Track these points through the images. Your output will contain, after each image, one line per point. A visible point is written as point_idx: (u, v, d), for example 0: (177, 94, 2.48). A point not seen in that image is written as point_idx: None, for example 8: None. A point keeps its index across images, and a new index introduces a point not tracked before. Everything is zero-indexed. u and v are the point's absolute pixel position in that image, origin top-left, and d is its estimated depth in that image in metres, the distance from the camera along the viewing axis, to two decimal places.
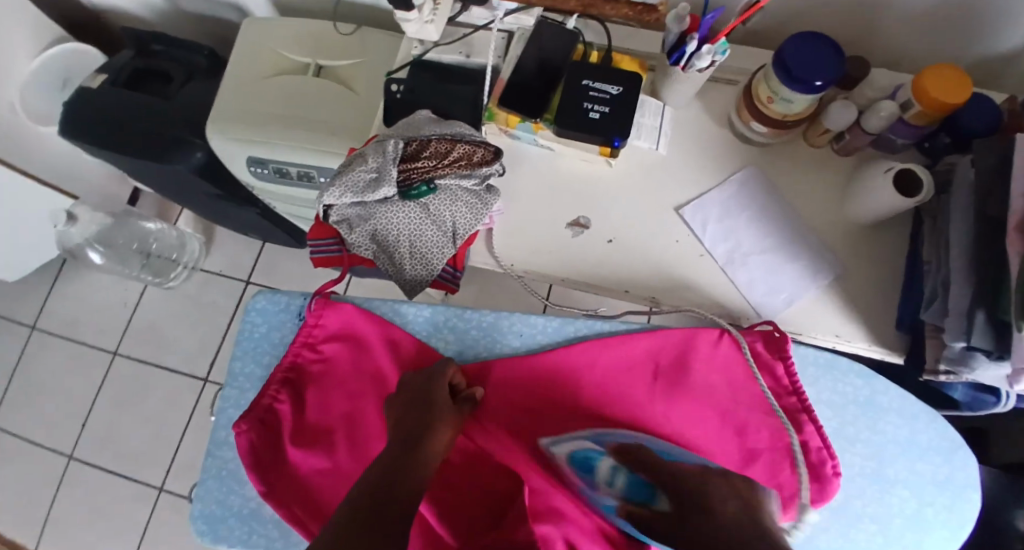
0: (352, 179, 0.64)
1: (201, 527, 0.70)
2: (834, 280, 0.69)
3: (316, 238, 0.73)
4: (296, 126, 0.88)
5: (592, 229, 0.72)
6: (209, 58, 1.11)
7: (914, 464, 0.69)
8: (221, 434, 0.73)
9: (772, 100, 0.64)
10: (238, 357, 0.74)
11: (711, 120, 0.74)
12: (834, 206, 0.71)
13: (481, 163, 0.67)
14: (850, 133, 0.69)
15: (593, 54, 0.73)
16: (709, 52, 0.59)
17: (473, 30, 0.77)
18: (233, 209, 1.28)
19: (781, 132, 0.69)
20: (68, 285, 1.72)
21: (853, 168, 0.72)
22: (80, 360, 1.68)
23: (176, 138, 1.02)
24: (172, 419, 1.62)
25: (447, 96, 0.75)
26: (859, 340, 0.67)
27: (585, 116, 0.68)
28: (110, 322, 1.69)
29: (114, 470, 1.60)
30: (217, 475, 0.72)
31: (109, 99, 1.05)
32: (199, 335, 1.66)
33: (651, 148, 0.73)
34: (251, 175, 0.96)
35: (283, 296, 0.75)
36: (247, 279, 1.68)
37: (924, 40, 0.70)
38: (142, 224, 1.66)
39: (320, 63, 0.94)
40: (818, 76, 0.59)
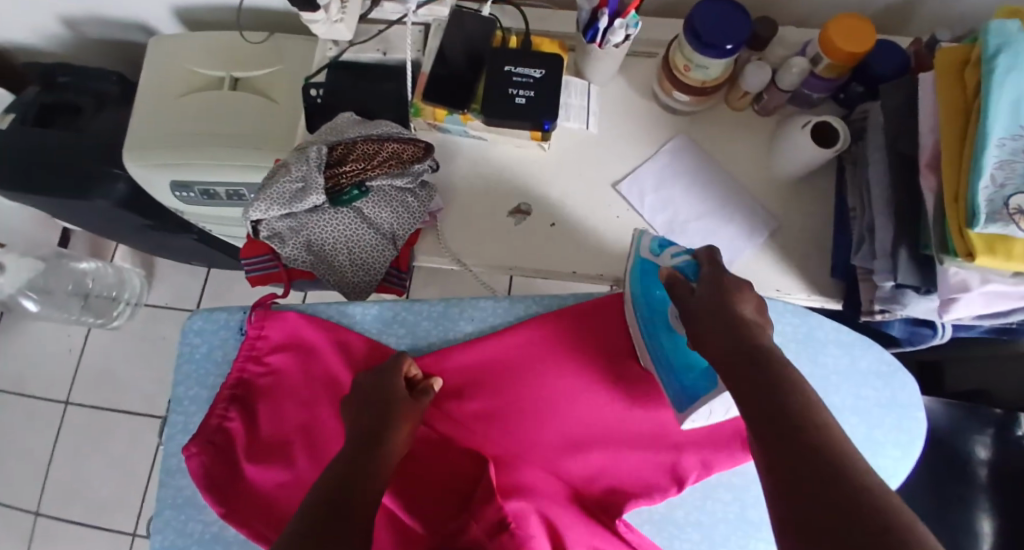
0: (278, 190, 0.61)
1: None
2: (769, 235, 0.71)
3: (250, 256, 0.70)
4: (218, 143, 0.85)
5: (533, 215, 0.72)
6: (120, 84, 1.06)
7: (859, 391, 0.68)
8: (172, 461, 0.71)
9: (688, 69, 0.65)
10: (181, 382, 0.72)
11: (635, 93, 0.75)
12: (760, 162, 0.73)
13: (411, 161, 0.66)
14: (767, 93, 0.71)
15: (512, 39, 0.73)
16: (622, 26, 0.60)
17: (387, 26, 0.75)
18: (169, 237, 1.23)
19: (703, 99, 0.71)
20: (4, 339, 1.64)
21: (775, 125, 0.74)
22: (28, 416, 1.60)
23: (95, 170, 0.98)
24: (137, 461, 1.56)
25: (371, 96, 0.74)
26: (799, 292, 0.70)
27: (511, 103, 0.68)
28: (56, 370, 1.62)
29: (81, 523, 1.53)
30: (172, 503, 0.69)
31: (15, 138, 1.00)
32: (153, 372, 1.60)
33: (581, 128, 0.73)
34: (180, 200, 0.92)
35: (221, 313, 0.73)
36: (197, 308, 1.62)
37: None
38: (74, 265, 1.58)
39: (235, 76, 0.91)
40: (728, 40, 0.60)
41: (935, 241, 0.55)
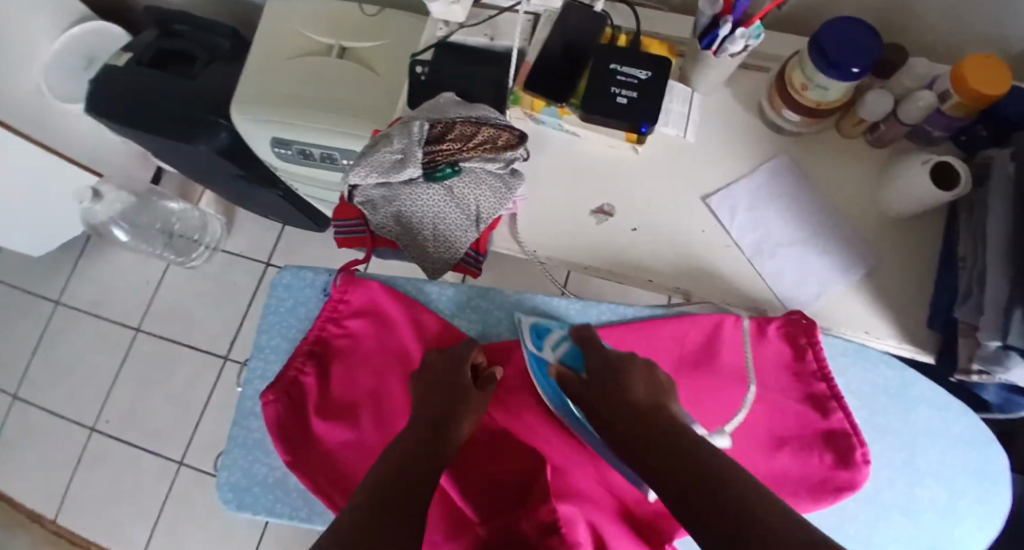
0: (378, 159, 0.64)
1: (227, 494, 0.70)
2: (865, 273, 0.67)
3: (341, 217, 0.73)
4: (319, 108, 0.88)
5: (617, 217, 0.71)
6: (232, 39, 1.10)
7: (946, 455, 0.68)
8: (247, 404, 0.74)
9: (805, 88, 0.63)
10: (263, 330, 0.75)
11: (741, 107, 0.72)
12: (866, 194, 0.70)
13: (505, 147, 0.66)
14: (885, 124, 0.67)
15: (621, 37, 0.71)
16: (743, 36, 0.57)
17: (499, 12, 0.76)
18: (255, 190, 1.29)
19: (815, 121, 0.68)
20: (92, 263, 1.76)
21: (886, 160, 0.70)
22: (103, 337, 1.71)
23: (200, 118, 1.03)
24: (193, 395, 1.65)
25: (472, 78, 0.74)
26: (889, 337, 0.66)
27: (612, 101, 0.67)
28: (133, 299, 1.72)
29: (136, 444, 1.64)
30: (242, 443, 0.73)
31: (134, 78, 1.06)
32: (220, 314, 1.69)
33: (679, 135, 0.71)
34: (276, 156, 0.96)
35: (308, 272, 0.76)
36: (267, 261, 1.70)
37: (965, 29, 0.68)
38: (165, 204, 1.66)
39: (343, 45, 0.94)
40: (855, 63, 0.57)
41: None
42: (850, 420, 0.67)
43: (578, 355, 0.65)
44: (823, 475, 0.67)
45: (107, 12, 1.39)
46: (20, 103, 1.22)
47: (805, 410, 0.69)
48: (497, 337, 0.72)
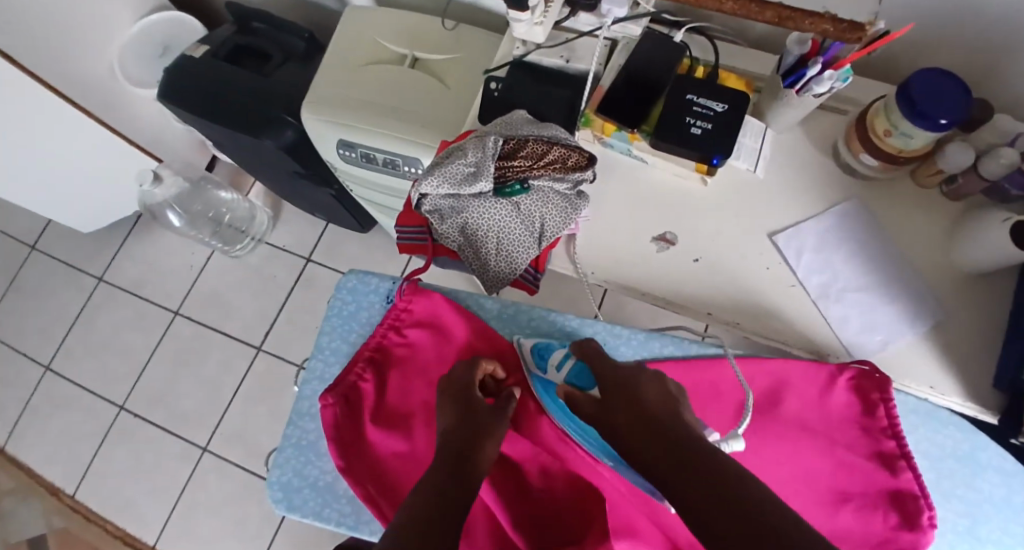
0: (450, 171, 0.65)
1: (278, 494, 0.71)
2: (931, 326, 0.66)
3: (404, 224, 0.74)
4: (388, 115, 0.90)
5: (678, 245, 0.71)
6: (308, 41, 1.13)
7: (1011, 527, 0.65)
8: (304, 404, 0.76)
9: (888, 134, 0.62)
10: (325, 332, 0.77)
11: (812, 147, 0.72)
12: (938, 246, 0.68)
13: (574, 168, 0.68)
14: (963, 177, 0.66)
15: (699, 69, 0.72)
16: (832, 77, 0.57)
17: (578, 36, 0.77)
18: (308, 188, 1.32)
19: (891, 168, 0.67)
20: (141, 243, 1.81)
21: (961, 213, 0.69)
22: (144, 316, 1.76)
23: (267, 114, 1.06)
24: (224, 383, 1.68)
25: (546, 98, 0.75)
26: (954, 395, 0.64)
27: (686, 131, 0.67)
28: (175, 282, 1.77)
29: (164, 425, 1.67)
30: (296, 444, 0.74)
31: (209, 69, 1.10)
32: (258, 305, 1.72)
33: (748, 169, 0.71)
34: (339, 158, 0.99)
35: (373, 278, 0.77)
36: (308, 257, 1.73)
37: None
38: (217, 193, 1.70)
39: (416, 55, 0.97)
40: (944, 114, 0.56)
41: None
42: (918, 480, 0.65)
43: (586, 374, 0.64)
44: (883, 535, 0.65)
45: (185, 5, 1.45)
46: (95, 85, 1.28)
47: (870, 467, 0.67)
48: None
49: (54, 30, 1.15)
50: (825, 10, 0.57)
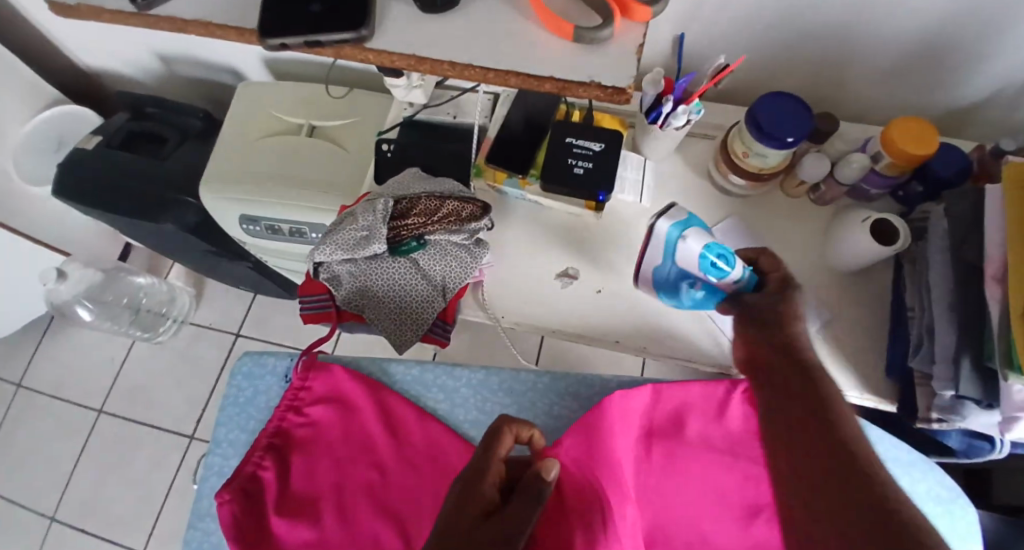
0: (343, 237, 0.65)
1: None
2: (822, 326, 0.70)
3: (306, 294, 0.73)
4: (289, 185, 0.91)
5: (580, 280, 0.73)
6: (204, 120, 1.13)
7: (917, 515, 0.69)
8: (204, 503, 0.72)
9: (747, 155, 0.67)
10: (223, 423, 0.74)
11: (691, 172, 0.76)
12: (812, 250, 0.73)
13: (469, 219, 0.69)
14: (826, 184, 0.71)
15: (575, 113, 0.75)
16: (685, 112, 0.61)
17: (460, 92, 0.80)
18: (225, 263, 1.29)
19: (760, 184, 0.72)
20: (54, 343, 1.71)
21: (831, 217, 0.74)
22: (64, 420, 1.65)
23: (170, 198, 1.04)
24: (158, 479, 1.58)
25: (439, 154, 0.77)
26: (852, 389, 0.68)
27: (569, 172, 0.70)
28: (96, 379, 1.67)
29: (95, 535, 1.54)
30: (199, 547, 0.70)
31: (104, 160, 1.07)
32: (189, 390, 1.64)
33: (635, 201, 0.75)
34: (244, 233, 0.98)
35: (269, 358, 0.75)
36: (237, 332, 1.67)
37: (891, 94, 0.74)
38: (132, 279, 1.64)
39: (313, 123, 0.98)
40: (789, 133, 0.61)
41: (1002, 356, 0.54)
42: None
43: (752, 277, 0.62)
44: None
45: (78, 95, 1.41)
46: None
47: None
48: (465, 417, 0.71)
49: None
50: (591, 78, 0.48)
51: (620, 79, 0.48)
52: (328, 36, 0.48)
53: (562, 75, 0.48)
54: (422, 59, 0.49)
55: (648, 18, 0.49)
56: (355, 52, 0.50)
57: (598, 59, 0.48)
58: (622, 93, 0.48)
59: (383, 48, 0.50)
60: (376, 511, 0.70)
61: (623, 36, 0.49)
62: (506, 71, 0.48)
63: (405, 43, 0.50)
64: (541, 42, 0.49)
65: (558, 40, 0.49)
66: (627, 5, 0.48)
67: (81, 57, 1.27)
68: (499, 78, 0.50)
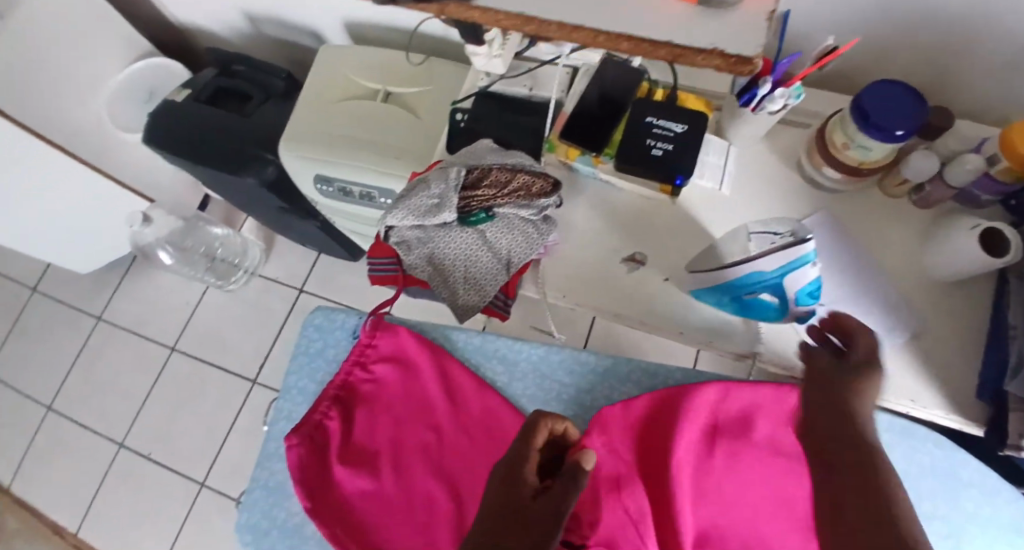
0: (415, 203, 0.65)
1: (246, 537, 0.70)
2: (909, 337, 0.65)
3: (376, 256, 0.74)
4: (363, 149, 0.92)
5: (648, 266, 0.71)
6: (287, 81, 1.16)
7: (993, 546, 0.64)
8: (271, 445, 0.75)
9: (847, 147, 0.63)
10: (293, 371, 0.77)
11: (779, 161, 0.72)
12: (908, 254, 0.68)
13: (539, 194, 0.68)
14: (931, 185, 0.66)
15: (658, 91, 0.73)
16: (783, 95, 0.58)
17: (538, 65, 0.78)
18: (296, 221, 1.33)
19: (856, 180, 0.67)
20: (136, 282, 1.82)
21: (932, 220, 0.69)
22: (141, 354, 1.77)
23: (249, 154, 1.08)
24: (221, 417, 1.67)
25: (512, 126, 0.76)
26: (935, 408, 0.63)
27: (647, 153, 0.68)
28: (171, 319, 1.78)
29: (163, 462, 1.66)
30: (264, 485, 0.73)
31: (192, 112, 1.12)
32: (254, 337, 1.72)
33: (714, 187, 0.71)
34: (317, 192, 1.00)
35: (339, 314, 0.78)
36: (301, 288, 1.73)
37: (1016, 91, 0.67)
38: (209, 229, 1.73)
39: (389, 90, 0.98)
40: (898, 125, 0.57)
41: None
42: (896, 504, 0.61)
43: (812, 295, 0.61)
44: None
45: (171, 49, 1.47)
46: (85, 132, 1.30)
47: None
48: (522, 391, 0.71)
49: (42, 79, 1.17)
50: (714, 45, 0.41)
51: (748, 47, 0.41)
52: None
53: (681, 39, 0.41)
54: (528, 18, 0.42)
55: None
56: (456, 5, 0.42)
57: (723, 24, 0.42)
58: (745, 65, 0.41)
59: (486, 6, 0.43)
60: (430, 474, 0.71)
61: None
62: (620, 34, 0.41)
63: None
64: (658, 3, 0.43)
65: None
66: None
67: (175, 13, 1.32)
68: (608, 43, 0.42)
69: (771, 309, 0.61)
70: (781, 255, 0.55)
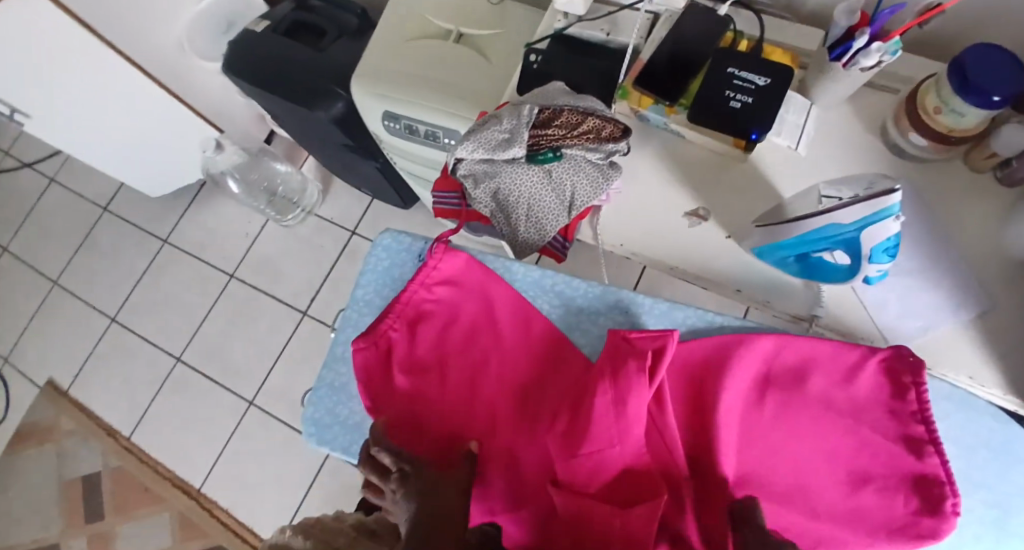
0: (486, 136, 0.66)
1: (311, 429, 0.77)
2: (979, 314, 0.63)
3: (441, 189, 0.77)
4: (432, 87, 0.93)
5: (710, 222, 0.70)
6: (361, 18, 1.17)
7: None
8: (339, 350, 0.81)
9: (939, 111, 0.61)
10: (361, 285, 0.82)
11: (861, 125, 0.70)
12: (990, 230, 0.65)
13: (607, 140, 0.67)
14: (1019, 161, 0.62)
15: (743, 42, 0.71)
16: (879, 50, 0.55)
17: (618, 10, 0.77)
18: (357, 160, 1.36)
19: (944, 149, 0.64)
20: (200, 210, 1.91)
21: (1018, 200, 0.65)
22: (200, 278, 1.86)
23: (322, 87, 1.11)
24: (271, 343, 1.76)
25: (586, 70, 0.76)
26: (994, 387, 0.62)
27: (724, 105, 0.67)
28: (230, 248, 1.86)
29: (215, 380, 1.76)
30: (330, 385, 0.80)
31: (268, 43, 1.15)
32: (307, 271, 1.79)
33: (790, 146, 0.69)
34: (384, 129, 1.02)
35: (406, 237, 0.82)
36: (354, 229, 1.78)
37: None
38: (274, 165, 1.76)
39: (462, 31, 0.98)
40: (999, 90, 0.54)
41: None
42: (945, 466, 0.62)
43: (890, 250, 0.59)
44: (904, 520, 0.62)
45: None
46: (165, 56, 1.35)
47: (895, 449, 0.64)
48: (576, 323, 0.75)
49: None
50: None
51: None
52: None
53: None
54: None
55: None
56: None
57: None
58: None
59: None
60: (485, 392, 0.74)
61: None
62: None
63: None
64: None
65: None
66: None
67: None
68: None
69: (840, 270, 0.62)
70: (863, 207, 0.53)
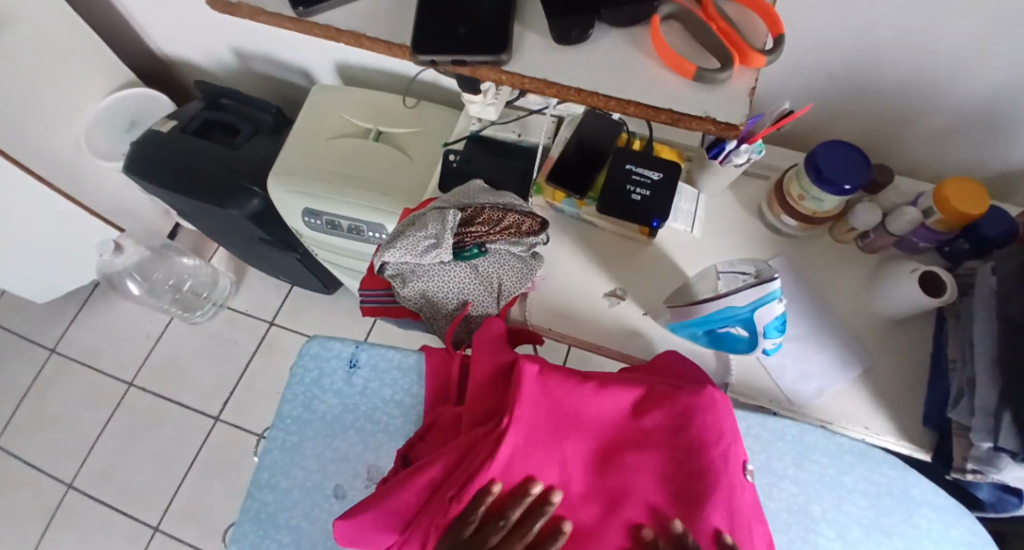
0: (411, 242, 0.70)
1: None
2: (865, 371, 0.74)
3: (367, 288, 0.81)
4: (355, 182, 0.95)
5: (627, 301, 0.76)
6: (276, 116, 1.18)
7: (948, 531, 0.70)
8: (263, 475, 0.78)
9: (803, 198, 0.72)
10: (287, 399, 0.80)
11: (742, 208, 0.81)
12: (859, 295, 0.77)
13: (528, 233, 0.73)
14: (875, 233, 0.76)
15: (636, 143, 0.80)
16: (747, 150, 0.69)
17: (527, 114, 0.85)
18: (274, 253, 1.34)
19: (811, 226, 0.77)
20: (94, 313, 1.74)
21: (877, 264, 0.78)
22: (94, 390, 1.65)
23: (237, 185, 1.09)
24: (179, 457, 1.57)
25: (501, 169, 0.83)
26: (887, 434, 0.71)
27: (626, 199, 0.74)
28: (129, 352, 1.69)
29: (113, 506, 1.54)
30: (254, 517, 0.76)
31: (178, 145, 1.14)
32: (218, 373, 1.64)
33: (686, 230, 0.79)
34: (305, 226, 1.02)
35: (335, 343, 0.82)
36: (270, 321, 1.69)
37: (933, 146, 0.81)
38: (179, 261, 1.66)
39: (380, 129, 1.03)
40: (847, 181, 0.66)
41: None
42: None
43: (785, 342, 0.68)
44: None
45: (157, 82, 1.50)
46: (56, 155, 1.28)
47: None
48: None
49: (23, 100, 1.17)
50: (706, 112, 0.44)
51: (732, 113, 0.44)
52: (471, 57, 0.45)
53: (679, 107, 0.44)
54: (552, 84, 0.46)
55: (761, 65, 0.45)
56: (492, 75, 0.47)
57: (708, 91, 0.45)
58: (733, 129, 0.44)
59: (519, 72, 0.46)
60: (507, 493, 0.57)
61: (739, 79, 0.45)
62: (630, 100, 0.44)
63: (544, 66, 0.46)
64: (654, 74, 0.45)
65: (678, 79, 0.45)
66: (745, 51, 0.44)
67: (163, 46, 1.35)
68: (618, 107, 0.46)
69: (741, 340, 0.71)
70: (754, 290, 0.63)
